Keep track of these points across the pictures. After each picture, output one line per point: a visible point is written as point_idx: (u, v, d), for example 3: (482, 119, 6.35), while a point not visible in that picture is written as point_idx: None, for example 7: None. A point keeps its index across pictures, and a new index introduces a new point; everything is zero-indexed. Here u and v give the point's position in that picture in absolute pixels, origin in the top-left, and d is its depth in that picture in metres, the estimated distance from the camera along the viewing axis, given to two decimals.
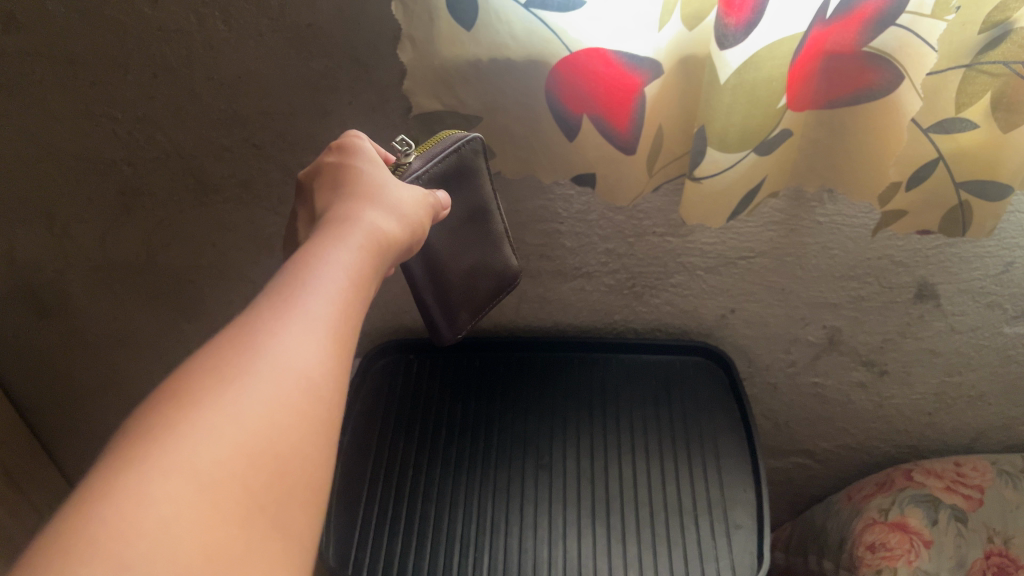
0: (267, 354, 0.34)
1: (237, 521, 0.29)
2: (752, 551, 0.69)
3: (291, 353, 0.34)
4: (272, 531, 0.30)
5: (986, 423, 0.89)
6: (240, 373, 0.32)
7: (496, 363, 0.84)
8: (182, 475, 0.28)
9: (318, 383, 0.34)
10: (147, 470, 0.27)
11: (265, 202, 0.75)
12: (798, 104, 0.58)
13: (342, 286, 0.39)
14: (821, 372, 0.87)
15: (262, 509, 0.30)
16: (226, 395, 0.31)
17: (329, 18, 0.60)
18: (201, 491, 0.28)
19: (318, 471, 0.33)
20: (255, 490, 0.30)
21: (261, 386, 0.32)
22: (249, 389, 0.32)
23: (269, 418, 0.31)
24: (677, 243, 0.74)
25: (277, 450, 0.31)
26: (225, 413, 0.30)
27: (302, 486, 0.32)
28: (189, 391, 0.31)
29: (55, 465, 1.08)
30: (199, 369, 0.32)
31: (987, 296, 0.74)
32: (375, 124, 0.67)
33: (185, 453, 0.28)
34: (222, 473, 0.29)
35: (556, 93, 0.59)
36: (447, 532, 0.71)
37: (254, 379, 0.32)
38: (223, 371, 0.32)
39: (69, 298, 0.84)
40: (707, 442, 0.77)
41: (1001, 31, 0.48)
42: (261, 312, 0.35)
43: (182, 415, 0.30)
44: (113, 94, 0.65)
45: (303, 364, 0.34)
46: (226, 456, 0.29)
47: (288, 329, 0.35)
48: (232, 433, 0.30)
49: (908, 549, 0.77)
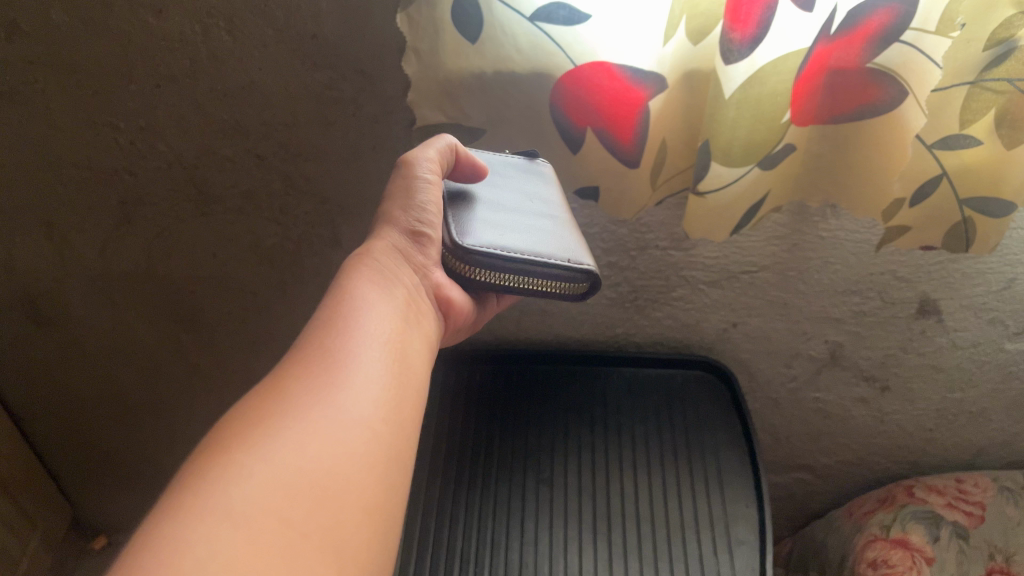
0: (282, 411, 0.37)
1: (293, 529, 0.32)
2: (754, 567, 0.68)
3: (322, 400, 0.38)
4: (327, 546, 0.32)
5: (987, 439, 0.89)
6: (266, 426, 0.36)
7: (497, 375, 0.84)
8: (217, 518, 0.31)
9: (348, 418, 0.38)
10: (189, 519, 0.30)
11: (267, 213, 0.75)
12: (801, 119, 0.58)
13: (370, 337, 0.44)
14: (823, 387, 0.87)
15: (309, 537, 0.32)
16: (254, 445, 0.34)
17: (334, 29, 0.60)
18: (239, 528, 0.30)
19: (367, 491, 0.36)
20: (298, 519, 0.32)
21: (282, 433, 0.35)
22: (274, 436, 0.35)
23: (316, 449, 0.35)
24: (680, 256, 0.74)
25: (315, 480, 0.34)
26: (275, 447, 0.35)
27: (351, 501, 0.35)
28: (247, 432, 0.35)
29: (49, 475, 1.07)
30: (255, 413, 0.37)
31: (989, 312, 0.74)
32: (379, 136, 0.67)
33: (243, 479, 0.33)
34: (260, 510, 0.32)
35: (560, 105, 0.59)
36: (449, 547, 0.71)
37: (301, 416, 0.37)
38: (275, 412, 0.37)
39: (68, 306, 0.83)
40: (709, 456, 0.76)
41: (1006, 49, 0.49)
42: (300, 368, 0.40)
43: (240, 450, 0.34)
44: (117, 103, 0.65)
45: (340, 403, 0.38)
46: (263, 494, 0.32)
47: (324, 379, 0.39)
48: (267, 471, 0.33)
49: (910, 566, 0.76)
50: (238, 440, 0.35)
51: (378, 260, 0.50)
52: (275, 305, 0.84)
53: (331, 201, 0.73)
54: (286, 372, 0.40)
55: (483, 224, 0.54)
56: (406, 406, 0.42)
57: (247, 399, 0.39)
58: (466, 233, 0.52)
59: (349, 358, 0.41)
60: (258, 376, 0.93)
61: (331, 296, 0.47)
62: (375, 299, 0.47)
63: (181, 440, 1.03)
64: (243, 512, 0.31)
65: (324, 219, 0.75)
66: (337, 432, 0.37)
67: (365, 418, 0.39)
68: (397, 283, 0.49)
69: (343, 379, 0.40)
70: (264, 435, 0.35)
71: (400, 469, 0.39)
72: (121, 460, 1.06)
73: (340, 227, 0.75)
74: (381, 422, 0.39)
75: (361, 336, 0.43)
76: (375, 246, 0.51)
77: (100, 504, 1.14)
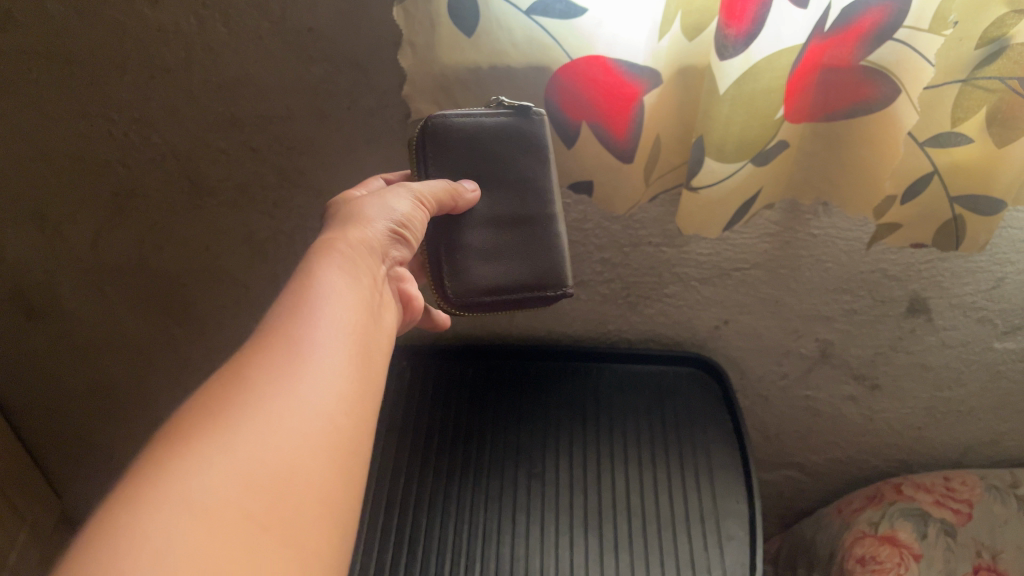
0: (242, 399, 0.36)
1: (250, 519, 0.31)
2: (744, 562, 0.68)
3: (284, 389, 0.37)
4: (284, 537, 0.32)
5: (975, 438, 0.90)
6: (226, 415, 0.35)
7: (489, 370, 0.84)
8: (174, 506, 0.30)
9: (309, 409, 0.37)
10: (148, 507, 0.30)
11: (260, 206, 0.74)
12: (794, 116, 0.58)
13: (335, 326, 0.43)
14: (813, 385, 0.87)
15: (267, 528, 0.32)
16: (213, 433, 0.34)
17: (329, 22, 0.60)
18: (199, 518, 0.30)
19: (325, 484, 0.36)
20: (256, 510, 0.32)
21: (242, 423, 0.35)
22: (236, 426, 0.35)
23: (276, 440, 0.35)
24: (673, 253, 0.74)
25: (275, 472, 0.34)
26: (236, 436, 0.34)
27: (309, 493, 0.34)
28: (207, 419, 0.35)
29: (38, 468, 1.07)
30: (215, 400, 0.36)
31: (978, 311, 0.75)
32: (373, 130, 0.67)
33: (202, 467, 0.32)
34: (219, 500, 0.31)
35: (556, 99, 0.60)
36: (438, 541, 0.71)
37: (262, 404, 0.36)
38: (235, 399, 0.36)
39: (59, 299, 0.83)
40: (700, 452, 0.77)
41: (997, 47, 0.49)
42: (262, 354, 0.39)
43: (199, 438, 0.33)
44: (110, 94, 0.65)
45: (301, 392, 0.38)
46: (221, 483, 0.32)
47: (287, 366, 0.39)
48: (228, 462, 0.33)
49: (898, 562, 0.77)
50: (200, 428, 0.34)
51: (348, 250, 0.49)
52: (267, 299, 0.84)
53: (325, 195, 0.73)
54: (251, 357, 0.39)
55: (475, 259, 0.59)
56: (366, 399, 0.42)
57: (210, 385, 0.38)
58: (457, 274, 0.59)
59: (314, 346, 0.41)
60: None
61: (298, 280, 0.46)
62: (344, 289, 0.46)
63: None
64: (201, 501, 0.31)
65: (318, 212, 0.75)
66: (298, 423, 0.36)
67: (325, 409, 0.38)
68: (364, 274, 0.48)
69: (306, 367, 0.39)
70: (225, 424, 0.35)
71: (358, 462, 0.39)
72: (111, 454, 1.06)
73: None
74: (342, 414, 0.39)
75: (326, 324, 0.43)
76: (348, 234, 0.50)
77: (89, 498, 1.13)
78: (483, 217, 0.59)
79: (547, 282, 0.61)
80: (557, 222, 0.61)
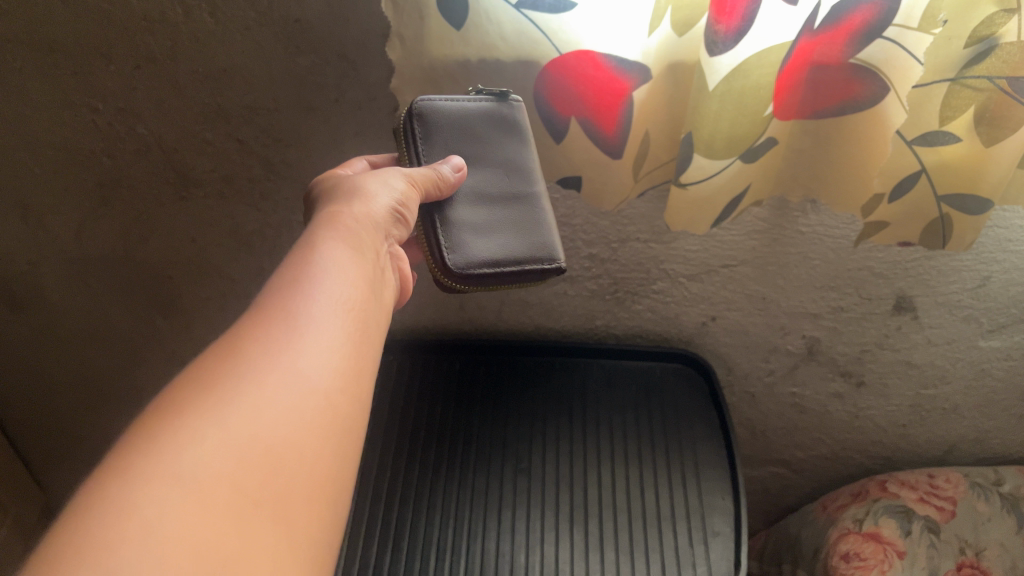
0: (239, 372, 0.35)
1: (243, 497, 0.31)
2: (729, 558, 0.68)
3: (280, 363, 0.37)
4: (276, 516, 0.31)
5: (959, 436, 0.91)
6: (221, 386, 0.34)
7: (476, 364, 0.84)
8: (165, 480, 0.29)
9: (303, 384, 0.36)
10: (138, 481, 0.29)
11: (247, 197, 0.74)
12: (783, 114, 0.58)
13: (334, 300, 0.42)
14: (799, 382, 0.87)
15: (260, 506, 0.31)
16: (209, 406, 0.33)
17: (317, 13, 0.59)
18: (189, 493, 0.29)
19: (319, 463, 0.35)
20: (248, 488, 0.31)
21: (237, 396, 0.34)
22: (231, 400, 0.34)
23: (270, 415, 0.34)
24: (661, 249, 0.74)
25: (268, 448, 0.33)
26: (231, 410, 0.33)
27: (302, 472, 0.34)
28: (202, 390, 0.34)
29: (21, 460, 1.06)
30: (211, 371, 0.35)
31: (964, 310, 0.75)
32: (361, 122, 0.67)
33: (194, 441, 0.31)
34: (211, 475, 0.30)
35: (544, 92, 0.59)
36: (424, 535, 0.71)
37: (258, 378, 0.35)
38: (231, 372, 0.35)
39: (42, 290, 0.82)
40: (686, 448, 0.77)
41: (986, 46, 0.49)
42: (258, 326, 0.38)
43: (193, 409, 0.33)
44: (94, 84, 0.64)
45: (297, 367, 0.37)
46: (214, 458, 0.31)
47: (284, 340, 0.38)
48: (221, 435, 0.32)
49: (883, 559, 0.77)
50: (193, 401, 0.33)
51: (345, 227, 0.48)
52: (254, 291, 0.83)
53: None
54: (247, 330, 0.38)
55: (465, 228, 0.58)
56: (363, 377, 0.41)
57: (204, 358, 0.37)
58: (456, 248, 0.57)
59: (312, 320, 0.40)
60: None
61: (296, 253, 0.45)
62: (345, 264, 0.45)
63: None
64: (193, 475, 0.30)
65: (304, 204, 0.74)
66: (292, 399, 0.35)
67: (322, 386, 0.37)
68: (364, 249, 0.47)
69: (303, 342, 0.38)
70: (220, 397, 0.34)
71: (352, 442, 0.38)
72: (94, 447, 1.05)
73: None
74: (338, 391, 0.38)
75: (325, 297, 0.42)
76: (351, 214, 0.49)
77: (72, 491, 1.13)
78: (469, 193, 0.58)
79: (542, 255, 0.60)
80: (542, 203, 0.61)
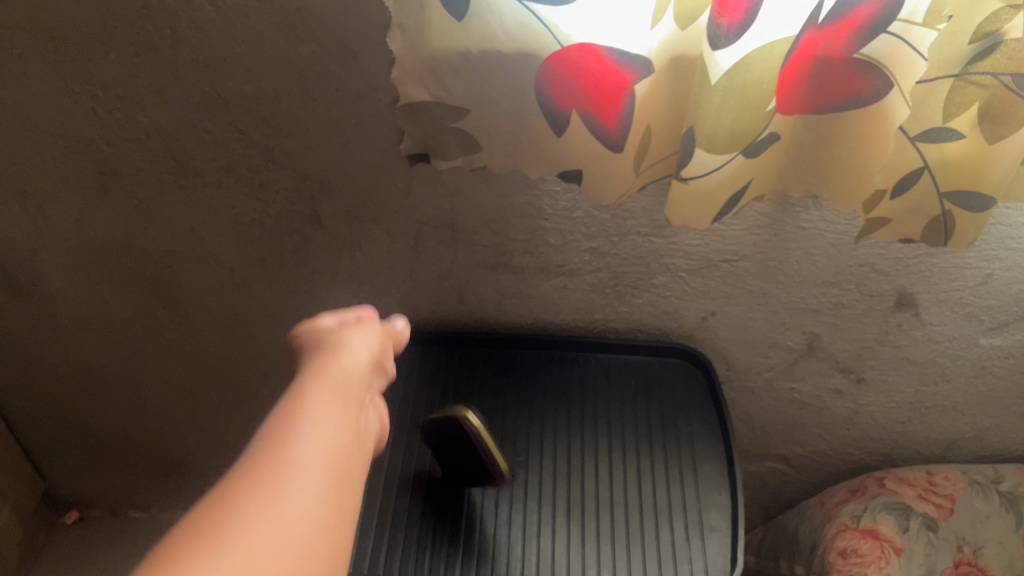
0: (231, 517, 0.39)
1: None
2: (725, 553, 0.68)
3: (268, 504, 0.40)
4: None
5: (958, 433, 0.91)
6: (215, 533, 0.37)
7: (475, 356, 0.85)
8: None
9: (292, 519, 0.40)
10: None
11: (247, 187, 0.73)
12: (786, 108, 0.58)
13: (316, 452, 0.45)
14: (799, 377, 0.87)
15: None
16: (205, 550, 0.36)
17: (318, 3, 0.59)
18: None
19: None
20: None
21: (229, 540, 0.37)
22: (223, 542, 0.37)
23: (261, 549, 0.37)
24: (661, 243, 0.74)
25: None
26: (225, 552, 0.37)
27: None
28: (197, 538, 0.37)
29: (21, 447, 1.06)
30: (205, 516, 0.39)
31: (965, 308, 0.75)
32: (361, 113, 0.67)
33: None
34: None
35: (545, 86, 0.58)
36: (421, 527, 0.70)
37: (250, 518, 0.39)
38: (223, 518, 0.38)
39: (42, 278, 0.82)
40: (684, 443, 0.77)
41: (992, 41, 0.49)
42: (248, 476, 0.42)
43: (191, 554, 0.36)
44: (94, 72, 0.64)
45: (285, 506, 0.40)
46: None
47: (273, 487, 0.41)
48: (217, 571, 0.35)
49: (880, 556, 0.77)
50: (190, 546, 0.37)
51: None
52: (253, 281, 0.83)
53: (312, 177, 0.72)
54: (237, 479, 0.41)
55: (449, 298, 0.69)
56: (343, 493, 0.44)
57: (198, 508, 0.40)
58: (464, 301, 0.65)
59: (296, 467, 0.43)
60: (235, 352, 0.92)
61: (278, 412, 0.47)
62: (324, 417, 0.48)
63: (155, 415, 1.02)
64: None
65: (304, 195, 0.74)
66: (282, 527, 0.39)
67: (310, 517, 0.41)
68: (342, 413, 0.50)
69: (289, 485, 0.41)
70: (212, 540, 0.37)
71: (338, 542, 0.42)
72: (94, 435, 1.05)
73: (321, 203, 0.74)
74: (322, 511, 0.42)
75: (307, 452, 0.44)
76: None
77: (71, 477, 1.13)
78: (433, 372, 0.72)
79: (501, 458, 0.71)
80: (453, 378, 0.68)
